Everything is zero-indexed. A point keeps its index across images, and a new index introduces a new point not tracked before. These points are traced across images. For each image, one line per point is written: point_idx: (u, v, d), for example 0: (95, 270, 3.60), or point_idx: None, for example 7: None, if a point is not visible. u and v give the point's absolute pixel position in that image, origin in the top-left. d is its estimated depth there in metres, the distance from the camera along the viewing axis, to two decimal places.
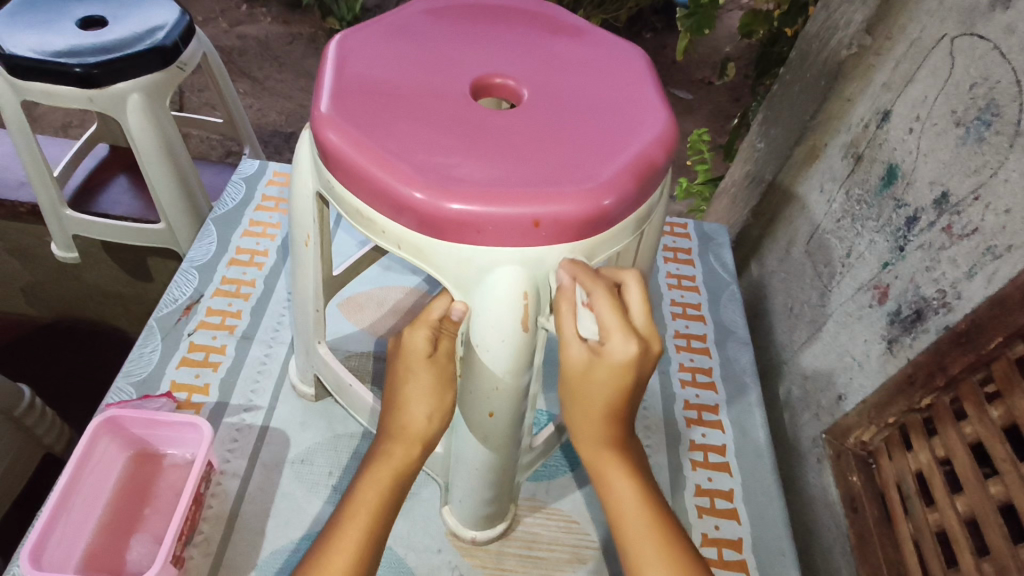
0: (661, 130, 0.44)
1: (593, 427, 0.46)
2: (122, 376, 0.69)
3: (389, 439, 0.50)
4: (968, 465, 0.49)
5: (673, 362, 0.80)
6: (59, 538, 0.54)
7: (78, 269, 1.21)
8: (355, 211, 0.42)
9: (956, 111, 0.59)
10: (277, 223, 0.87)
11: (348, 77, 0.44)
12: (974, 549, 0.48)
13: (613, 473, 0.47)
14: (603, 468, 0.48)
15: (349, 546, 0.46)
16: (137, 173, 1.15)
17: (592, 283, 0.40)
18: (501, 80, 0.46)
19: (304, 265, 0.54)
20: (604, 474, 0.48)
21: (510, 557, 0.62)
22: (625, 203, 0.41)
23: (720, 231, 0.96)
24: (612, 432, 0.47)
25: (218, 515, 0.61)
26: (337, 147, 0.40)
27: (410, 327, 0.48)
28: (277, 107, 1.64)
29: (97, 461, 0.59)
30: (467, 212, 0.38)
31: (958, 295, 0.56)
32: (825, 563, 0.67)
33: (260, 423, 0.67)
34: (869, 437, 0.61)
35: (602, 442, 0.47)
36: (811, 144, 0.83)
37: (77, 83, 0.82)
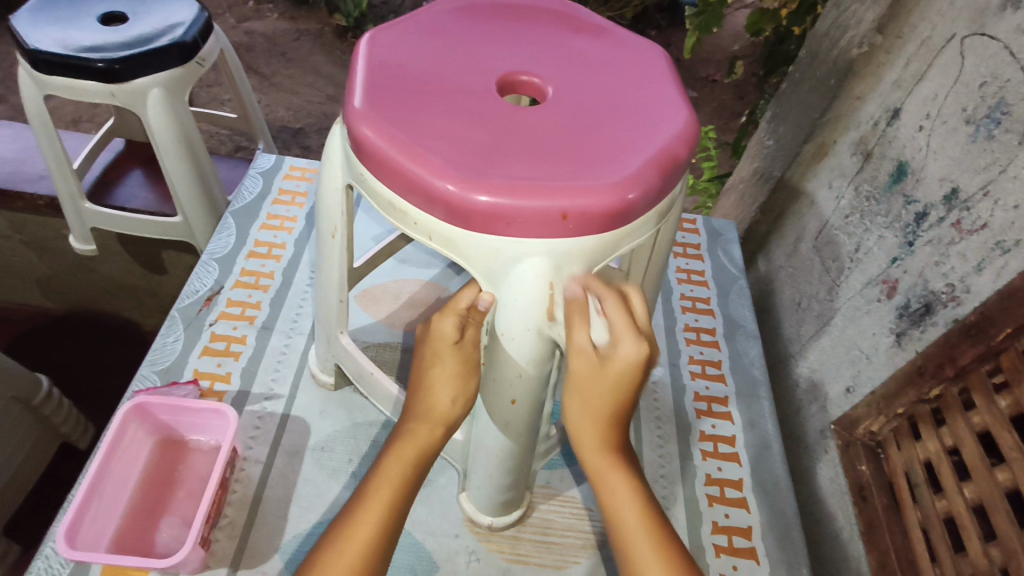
0: (684, 127, 0.45)
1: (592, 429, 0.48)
2: (147, 365, 0.70)
3: (413, 418, 0.52)
4: (976, 453, 0.50)
5: (683, 355, 0.82)
6: (91, 520, 0.55)
7: (93, 262, 1.23)
8: (387, 203, 0.43)
9: (967, 109, 0.60)
10: (295, 216, 0.88)
11: (380, 74, 0.45)
12: (981, 534, 0.49)
13: (611, 480, 0.48)
14: (603, 477, 0.48)
15: (372, 520, 0.47)
16: (153, 167, 1.17)
17: (603, 290, 0.44)
18: (527, 77, 0.47)
19: (331, 255, 0.55)
20: (604, 481, 0.48)
21: (525, 543, 0.63)
22: (649, 196, 0.42)
23: (729, 226, 0.97)
24: (610, 438, 0.48)
25: (243, 500, 0.62)
26: (370, 141, 0.42)
27: (438, 315, 0.50)
28: (285, 102, 1.66)
29: (127, 446, 0.60)
30: (497, 204, 0.39)
31: (967, 289, 0.58)
32: (832, 551, 0.69)
33: (282, 411, 0.69)
34: (878, 427, 0.62)
35: (598, 446, 0.48)
36: (821, 141, 0.85)
37: (99, 77, 0.83)
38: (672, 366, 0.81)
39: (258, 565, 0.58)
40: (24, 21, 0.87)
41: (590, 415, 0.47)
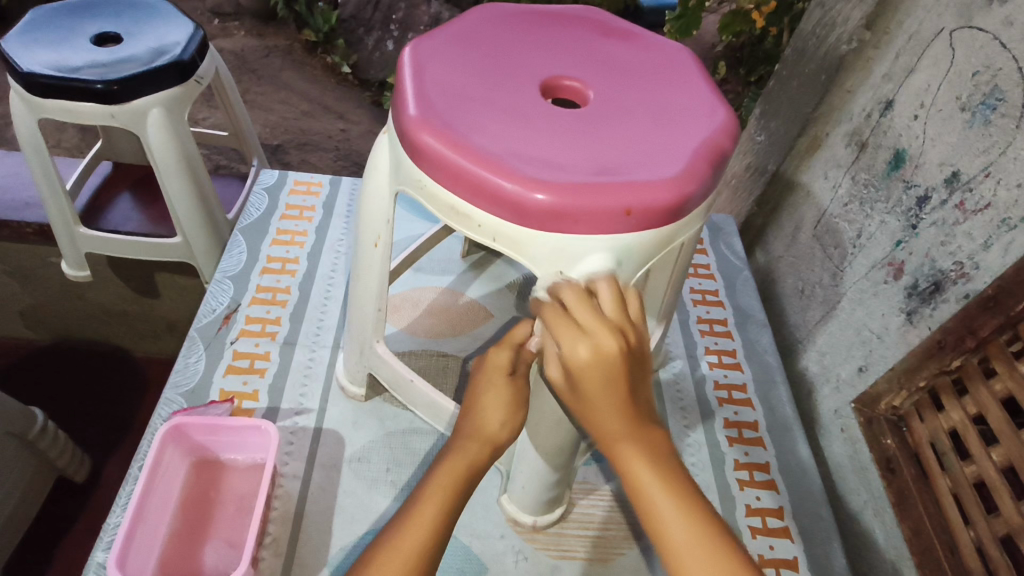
0: (724, 123, 0.47)
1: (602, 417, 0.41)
2: (171, 387, 0.69)
3: (461, 436, 0.50)
4: (1000, 417, 0.53)
5: (699, 346, 0.84)
6: (138, 545, 0.54)
7: (82, 289, 1.20)
8: (449, 208, 0.44)
9: (961, 97, 0.64)
10: (304, 231, 0.88)
11: (430, 83, 0.46)
12: (1013, 494, 0.52)
13: (636, 465, 0.41)
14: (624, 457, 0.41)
15: (423, 522, 0.44)
16: (143, 190, 1.14)
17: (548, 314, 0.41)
18: (569, 82, 0.49)
19: (370, 264, 0.56)
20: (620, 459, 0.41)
21: (570, 538, 0.64)
22: (702, 188, 0.44)
23: (728, 221, 1.01)
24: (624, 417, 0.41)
25: (284, 515, 0.62)
26: (432, 148, 0.43)
27: (494, 346, 0.52)
28: (262, 119, 1.64)
29: (165, 468, 0.59)
30: (565, 203, 0.41)
31: (976, 265, 0.61)
32: (857, 525, 0.72)
33: (314, 424, 0.69)
34: (900, 401, 0.65)
35: (618, 428, 0.41)
36: (813, 135, 0.89)
37: (98, 99, 0.81)
38: (689, 358, 0.83)
39: None
40: (13, 44, 0.85)
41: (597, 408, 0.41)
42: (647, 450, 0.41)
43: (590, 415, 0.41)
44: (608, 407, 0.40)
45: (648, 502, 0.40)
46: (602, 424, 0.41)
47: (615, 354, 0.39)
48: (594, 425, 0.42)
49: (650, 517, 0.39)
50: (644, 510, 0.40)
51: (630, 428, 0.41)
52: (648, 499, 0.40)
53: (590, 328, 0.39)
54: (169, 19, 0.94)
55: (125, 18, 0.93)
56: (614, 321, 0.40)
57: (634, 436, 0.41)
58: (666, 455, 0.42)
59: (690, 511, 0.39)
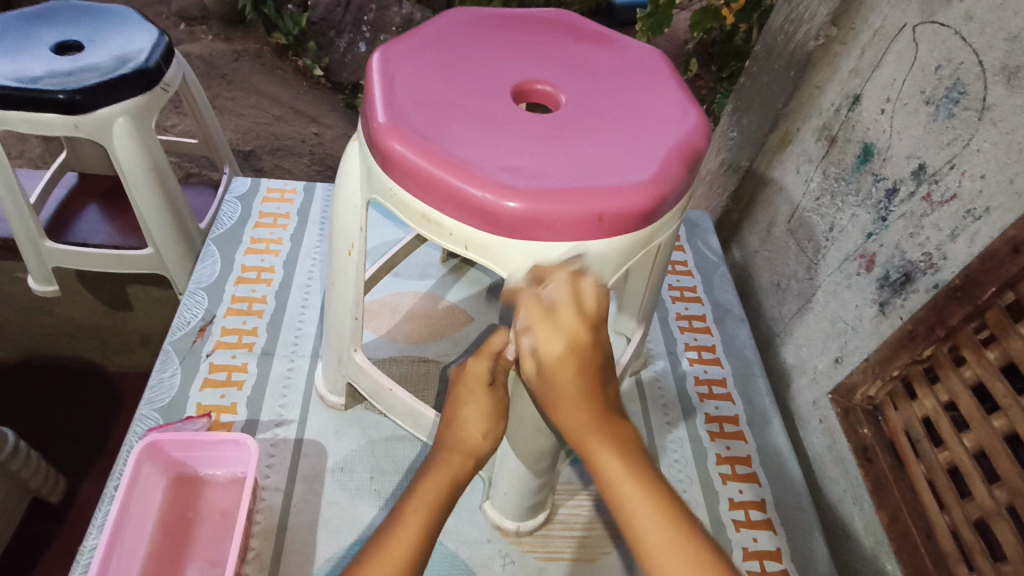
0: (696, 125, 0.48)
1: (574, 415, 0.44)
2: (146, 403, 0.68)
3: (444, 449, 0.50)
4: (972, 404, 0.54)
5: (679, 343, 0.85)
6: (116, 567, 0.53)
7: (51, 304, 1.17)
8: (420, 216, 0.44)
9: (925, 91, 0.66)
10: (279, 239, 0.87)
11: (399, 91, 0.46)
12: (985, 478, 0.53)
13: (603, 454, 0.43)
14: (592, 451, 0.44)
15: (414, 521, 0.45)
16: (111, 201, 1.12)
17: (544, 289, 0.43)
18: (541, 86, 0.49)
19: (347, 273, 0.55)
20: (592, 452, 0.44)
21: (555, 540, 0.64)
22: (675, 192, 0.44)
23: (704, 217, 1.02)
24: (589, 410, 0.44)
25: (267, 529, 0.61)
26: (403, 156, 0.42)
27: (473, 356, 0.52)
28: (233, 125, 1.61)
29: (142, 487, 0.58)
30: (537, 209, 0.40)
31: (943, 256, 0.62)
32: (836, 514, 0.73)
33: (295, 436, 0.68)
34: (875, 391, 0.66)
35: (589, 422, 0.44)
36: (785, 130, 0.90)
37: (61, 109, 0.79)
38: (670, 355, 0.83)
39: None
40: None
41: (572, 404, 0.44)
42: (613, 438, 0.44)
43: (557, 408, 0.44)
44: (579, 398, 0.44)
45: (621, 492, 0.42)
46: (567, 415, 0.44)
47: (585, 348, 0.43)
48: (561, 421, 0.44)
49: (617, 502, 0.42)
50: (613, 498, 0.42)
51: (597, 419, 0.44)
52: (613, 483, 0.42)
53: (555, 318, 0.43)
54: (133, 26, 0.92)
55: (87, 25, 0.91)
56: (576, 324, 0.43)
57: (602, 430, 0.44)
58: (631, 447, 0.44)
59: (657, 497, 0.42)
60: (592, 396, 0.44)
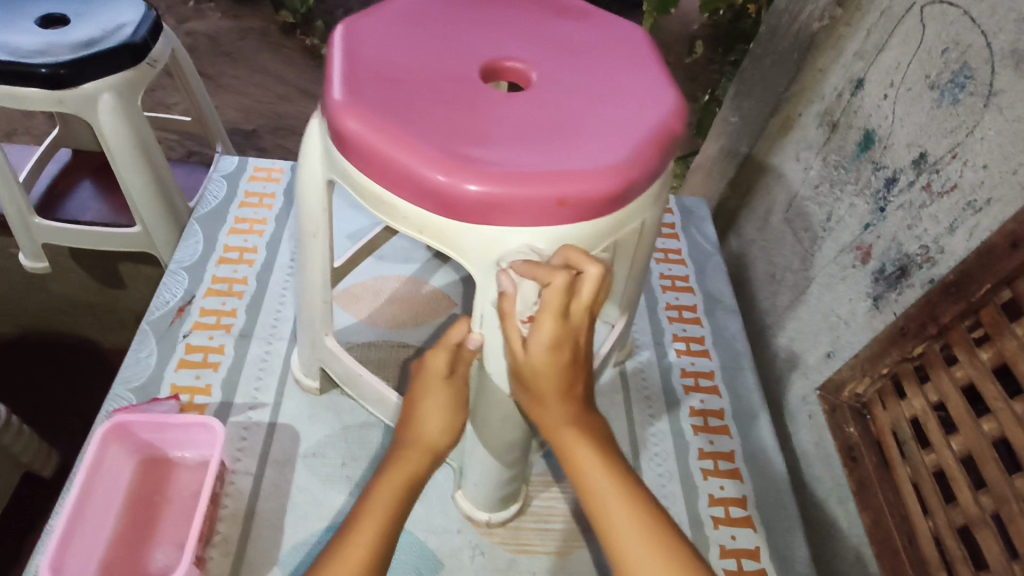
0: (674, 107, 0.45)
1: (552, 411, 0.46)
2: (120, 383, 0.67)
3: (402, 445, 0.51)
4: (961, 405, 0.52)
5: (667, 334, 0.83)
6: (77, 547, 0.53)
7: (45, 280, 1.17)
8: (375, 197, 0.42)
9: (930, 75, 0.62)
10: (263, 219, 0.86)
11: (360, 65, 0.44)
12: (971, 484, 0.51)
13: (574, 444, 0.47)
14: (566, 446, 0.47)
15: (374, 524, 0.46)
16: (104, 177, 1.11)
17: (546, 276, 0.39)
18: (511, 63, 0.47)
19: (314, 258, 0.53)
20: (567, 448, 0.47)
21: (527, 532, 0.63)
22: (646, 177, 0.42)
23: (700, 204, 0.99)
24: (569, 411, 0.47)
25: (235, 513, 0.60)
26: (356, 133, 0.40)
27: (431, 348, 0.49)
28: (235, 104, 1.60)
29: (108, 468, 0.58)
30: (494, 193, 0.38)
31: (941, 250, 0.59)
32: (822, 513, 0.71)
33: (268, 420, 0.67)
34: (863, 388, 0.63)
35: (562, 418, 0.47)
36: (786, 115, 0.87)
37: (44, 83, 0.78)
38: (657, 345, 0.81)
39: None
40: None
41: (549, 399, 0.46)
42: (589, 437, 0.48)
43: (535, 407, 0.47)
44: (557, 396, 0.46)
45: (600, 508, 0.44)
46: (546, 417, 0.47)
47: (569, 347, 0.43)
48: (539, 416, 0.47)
49: (591, 495, 0.45)
50: (585, 490, 0.46)
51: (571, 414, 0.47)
52: (585, 472, 0.46)
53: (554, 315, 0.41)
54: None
55: None
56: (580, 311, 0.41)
57: (578, 427, 0.47)
58: (605, 444, 0.48)
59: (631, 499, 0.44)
60: (569, 395, 0.47)
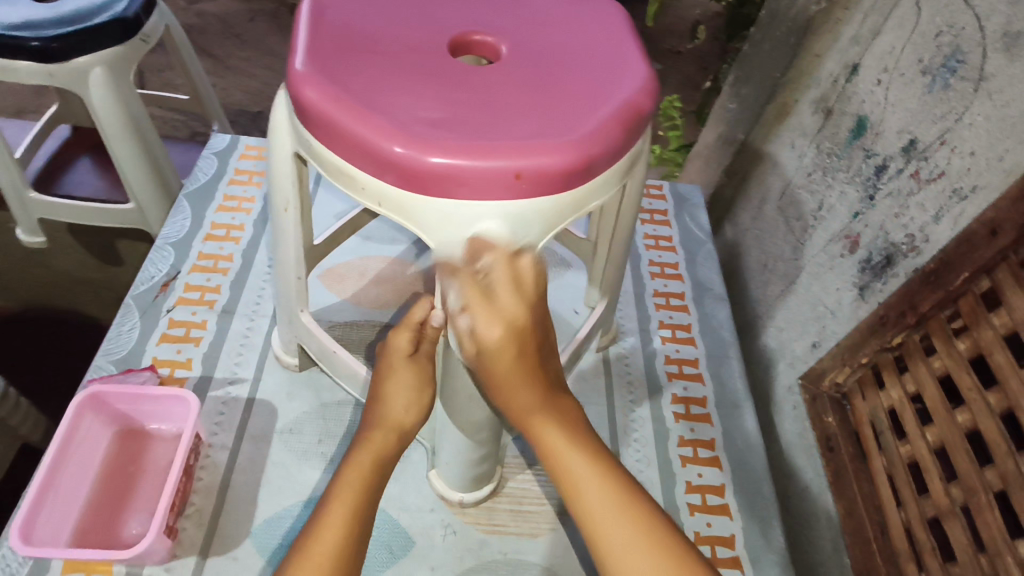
0: (644, 82, 0.44)
1: (518, 396, 0.45)
2: (102, 354, 0.68)
3: (369, 426, 0.50)
4: (937, 396, 0.51)
5: (653, 321, 0.82)
6: (49, 513, 0.54)
7: (44, 256, 1.18)
8: (334, 168, 0.41)
9: (923, 59, 0.60)
10: (252, 197, 0.86)
11: (323, 36, 0.43)
12: (943, 475, 0.50)
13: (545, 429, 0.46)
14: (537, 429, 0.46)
15: (339, 513, 0.45)
16: (102, 154, 1.12)
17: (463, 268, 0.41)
18: (480, 37, 0.46)
19: (286, 233, 0.53)
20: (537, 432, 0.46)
21: (500, 513, 0.63)
22: (609, 153, 0.41)
23: (695, 191, 0.98)
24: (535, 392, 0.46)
25: (209, 486, 0.61)
26: (314, 103, 0.40)
27: (392, 329, 0.51)
28: (241, 85, 1.59)
29: (83, 437, 0.58)
30: (450, 165, 0.38)
31: (926, 238, 0.58)
32: (802, 503, 0.70)
33: (246, 395, 0.67)
34: (843, 378, 0.63)
35: (531, 401, 0.46)
36: (782, 102, 0.85)
37: (35, 57, 0.78)
38: (643, 332, 0.81)
39: (229, 550, 0.57)
40: None
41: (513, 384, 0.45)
42: (559, 417, 0.47)
43: (503, 394, 0.46)
44: (518, 380, 0.45)
45: (584, 497, 0.44)
46: (516, 400, 0.46)
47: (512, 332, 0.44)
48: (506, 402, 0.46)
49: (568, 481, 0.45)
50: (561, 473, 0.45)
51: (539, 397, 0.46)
52: (558, 455, 0.45)
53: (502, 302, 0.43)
54: None
55: None
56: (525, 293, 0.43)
57: (545, 408, 0.46)
58: (576, 422, 0.47)
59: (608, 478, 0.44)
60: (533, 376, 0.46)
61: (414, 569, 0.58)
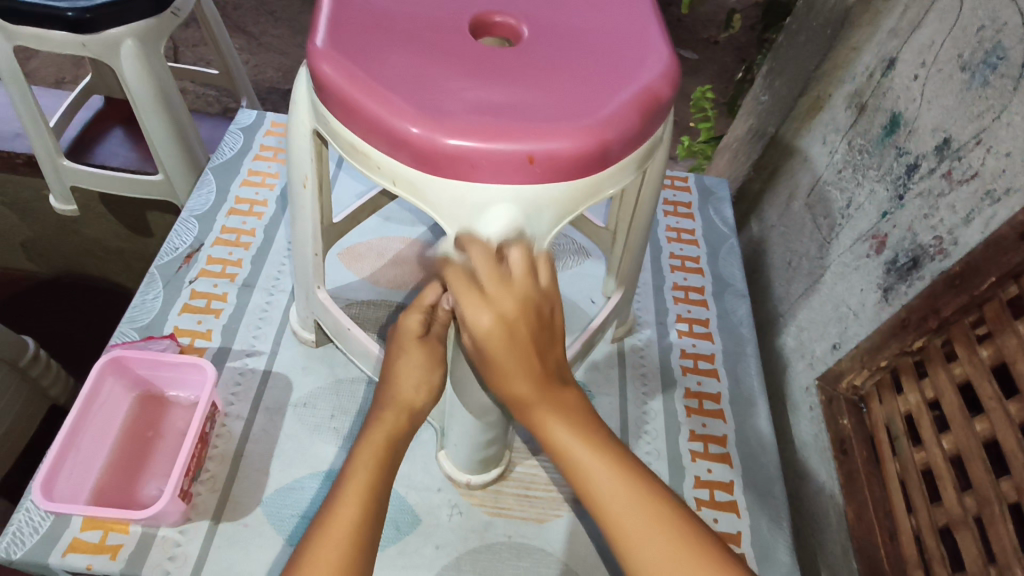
0: (665, 68, 0.44)
1: (519, 384, 0.40)
2: (126, 321, 0.70)
3: (379, 406, 0.50)
4: (956, 403, 0.50)
5: (670, 314, 0.81)
6: (69, 471, 0.56)
7: (78, 224, 1.21)
8: (350, 146, 0.42)
9: (963, 55, 0.58)
10: (276, 173, 0.87)
11: (344, 12, 0.43)
12: (957, 484, 0.49)
13: (557, 432, 0.40)
14: (543, 422, 0.41)
15: (354, 500, 0.44)
16: (135, 127, 1.14)
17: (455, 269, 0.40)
18: (501, 18, 0.46)
19: (304, 209, 0.54)
20: (543, 424, 0.41)
21: (506, 497, 0.64)
22: (626, 139, 0.41)
23: (721, 185, 0.96)
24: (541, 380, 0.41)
25: (224, 454, 0.62)
26: (331, 79, 0.40)
27: (404, 310, 0.52)
28: (274, 63, 1.60)
29: (104, 400, 0.60)
30: (462, 146, 0.38)
31: (955, 241, 0.56)
32: (812, 504, 0.69)
33: (263, 367, 0.69)
34: (861, 381, 0.62)
35: (534, 392, 0.41)
36: (815, 96, 0.83)
37: (70, 27, 0.80)
38: (659, 325, 0.80)
39: (239, 517, 0.59)
40: None
41: (513, 373, 0.40)
42: (564, 410, 0.41)
43: (502, 381, 0.41)
44: (515, 369, 0.40)
45: (603, 503, 0.38)
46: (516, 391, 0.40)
47: (519, 323, 0.39)
48: (507, 391, 0.41)
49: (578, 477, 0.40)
50: (569, 469, 0.40)
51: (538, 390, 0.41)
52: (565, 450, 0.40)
53: (492, 294, 0.39)
54: None
55: None
56: (521, 287, 0.39)
57: (550, 399, 0.41)
58: (584, 414, 0.42)
59: (642, 488, 0.39)
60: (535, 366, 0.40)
61: (419, 546, 0.59)
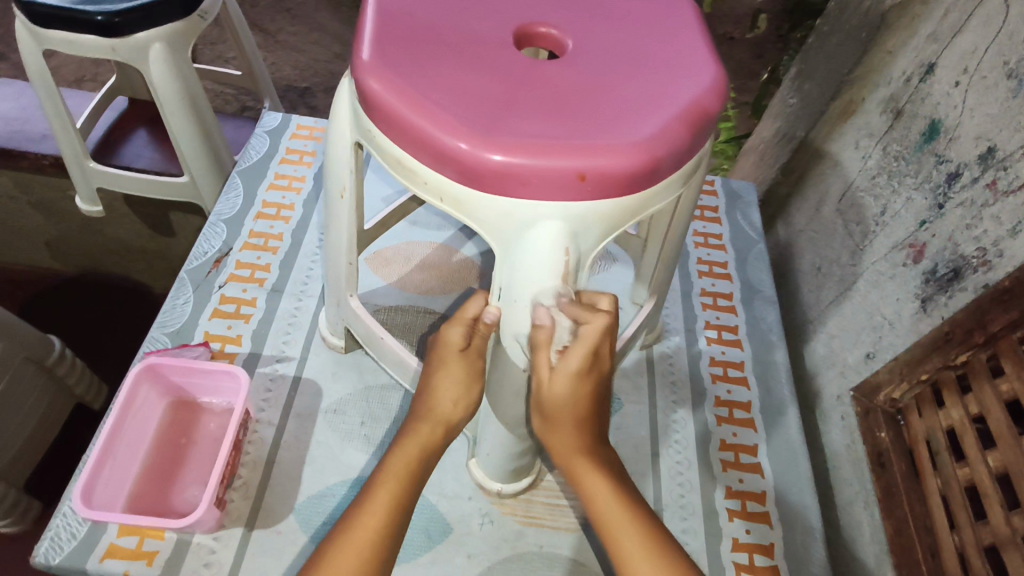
0: (713, 81, 0.43)
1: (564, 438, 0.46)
2: (157, 326, 0.70)
3: (414, 419, 0.51)
4: (1003, 420, 0.49)
5: (699, 320, 0.80)
6: (107, 477, 0.56)
7: (102, 224, 1.22)
8: (395, 160, 0.41)
9: (1008, 62, 0.57)
10: (302, 177, 0.87)
11: (389, 24, 0.43)
12: (1004, 502, 0.48)
13: (596, 487, 0.46)
14: (579, 473, 0.47)
15: (376, 510, 0.46)
16: (158, 127, 1.14)
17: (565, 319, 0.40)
18: (545, 29, 0.46)
19: (339, 217, 0.53)
20: (579, 474, 0.47)
21: (538, 505, 0.63)
22: (674, 155, 0.40)
23: (748, 188, 0.95)
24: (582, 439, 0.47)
25: (256, 460, 0.62)
26: (378, 94, 0.40)
27: (445, 322, 0.50)
28: (291, 60, 1.60)
29: (140, 407, 0.60)
30: (511, 163, 0.37)
31: (999, 253, 0.55)
32: (845, 515, 0.69)
33: (293, 373, 0.69)
34: (899, 394, 0.61)
35: (573, 446, 0.47)
36: (847, 99, 0.82)
37: (99, 31, 0.80)
38: (687, 331, 0.79)
39: (273, 524, 0.59)
40: None
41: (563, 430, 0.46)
42: (598, 464, 0.47)
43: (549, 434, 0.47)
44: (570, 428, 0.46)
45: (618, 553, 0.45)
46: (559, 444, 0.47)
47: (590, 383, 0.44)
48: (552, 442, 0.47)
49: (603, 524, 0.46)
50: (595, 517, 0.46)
51: (587, 450, 0.47)
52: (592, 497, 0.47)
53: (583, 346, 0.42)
54: None
55: None
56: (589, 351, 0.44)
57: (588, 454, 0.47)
58: (615, 472, 0.48)
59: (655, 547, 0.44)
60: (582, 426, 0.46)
61: (451, 555, 0.59)
